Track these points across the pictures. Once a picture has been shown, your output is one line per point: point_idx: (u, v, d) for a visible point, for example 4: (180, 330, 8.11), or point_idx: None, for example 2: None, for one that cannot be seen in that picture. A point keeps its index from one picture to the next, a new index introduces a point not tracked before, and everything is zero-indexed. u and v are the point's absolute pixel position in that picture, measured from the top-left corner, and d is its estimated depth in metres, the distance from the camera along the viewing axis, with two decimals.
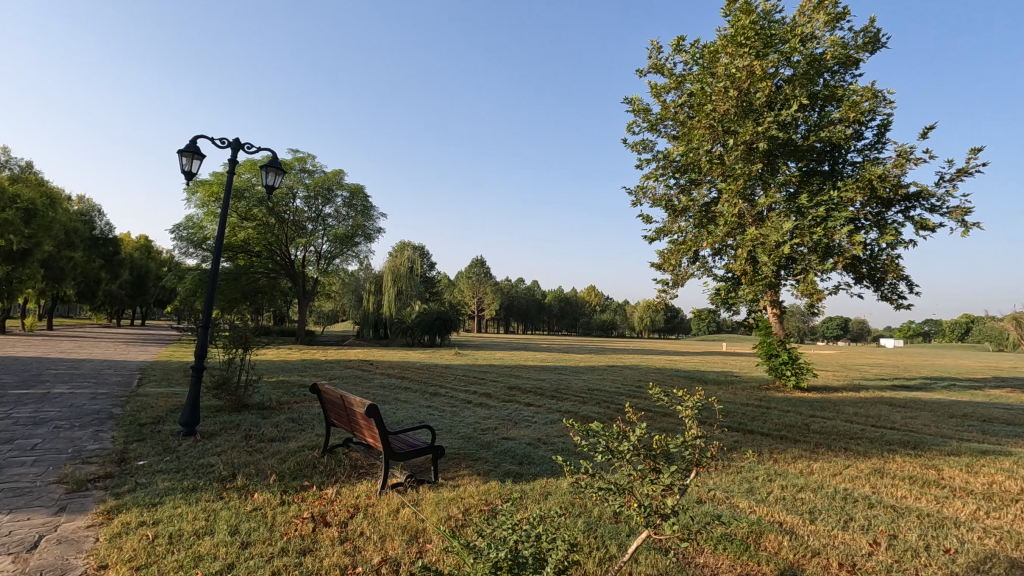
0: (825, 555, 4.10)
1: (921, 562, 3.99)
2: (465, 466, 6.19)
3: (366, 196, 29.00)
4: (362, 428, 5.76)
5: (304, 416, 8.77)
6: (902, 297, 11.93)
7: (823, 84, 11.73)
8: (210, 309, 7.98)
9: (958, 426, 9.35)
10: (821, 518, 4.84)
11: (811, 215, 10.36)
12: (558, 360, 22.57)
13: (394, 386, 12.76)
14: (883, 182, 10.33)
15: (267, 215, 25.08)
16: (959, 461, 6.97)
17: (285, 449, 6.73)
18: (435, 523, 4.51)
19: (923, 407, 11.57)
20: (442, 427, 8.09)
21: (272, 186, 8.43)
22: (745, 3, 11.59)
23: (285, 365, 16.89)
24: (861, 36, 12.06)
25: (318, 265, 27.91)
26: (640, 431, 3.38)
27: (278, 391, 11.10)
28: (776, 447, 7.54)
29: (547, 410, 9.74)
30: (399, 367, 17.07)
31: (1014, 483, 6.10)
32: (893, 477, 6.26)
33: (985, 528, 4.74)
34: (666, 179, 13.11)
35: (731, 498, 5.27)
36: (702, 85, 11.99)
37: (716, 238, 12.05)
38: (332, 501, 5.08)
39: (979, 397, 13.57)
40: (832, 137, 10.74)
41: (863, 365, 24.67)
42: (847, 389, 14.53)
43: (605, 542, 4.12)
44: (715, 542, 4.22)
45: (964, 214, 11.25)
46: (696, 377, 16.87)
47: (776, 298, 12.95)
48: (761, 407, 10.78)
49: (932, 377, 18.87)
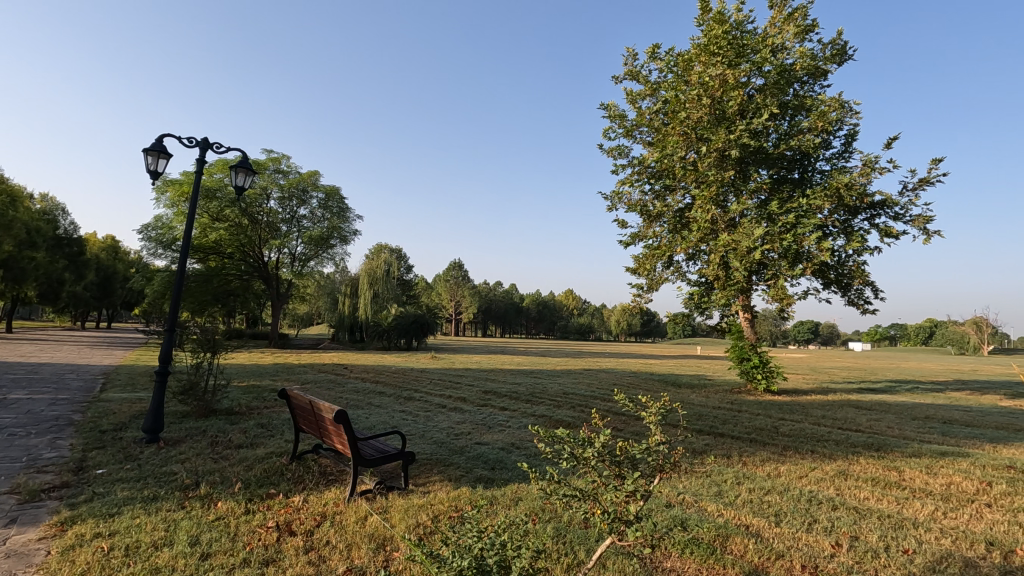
0: (788, 557, 4.16)
1: (881, 563, 4.08)
2: (437, 472, 6.12)
3: (342, 198, 28.71)
4: (331, 433, 5.65)
5: (273, 421, 8.58)
6: (868, 302, 12.24)
7: (793, 94, 11.99)
8: (177, 312, 7.74)
9: (921, 428, 9.60)
10: (786, 520, 4.91)
11: (781, 222, 10.56)
12: (535, 363, 22.58)
13: (368, 390, 12.58)
14: (849, 190, 10.61)
15: (240, 216, 24.55)
16: (920, 462, 7.17)
17: (252, 456, 6.57)
18: (404, 530, 4.44)
19: (887, 409, 11.87)
20: (415, 433, 8.00)
21: (243, 186, 8.28)
22: (718, 13, 11.81)
23: (256, 368, 16.59)
24: (829, 48, 12.40)
25: (293, 267, 27.45)
26: (604, 437, 3.37)
27: (247, 396, 10.85)
28: (745, 450, 7.65)
29: (521, 414, 9.70)
30: (375, 371, 16.86)
31: (971, 483, 6.29)
32: (857, 478, 6.41)
33: (942, 528, 4.87)
34: (641, 184, 13.24)
35: (700, 501, 5.32)
36: (676, 93, 12.16)
37: (690, 244, 12.19)
38: (299, 508, 4.97)
39: (941, 399, 14.02)
40: (801, 146, 11.00)
41: (832, 368, 25.28)
42: (816, 391, 14.84)
43: (573, 548, 4.10)
44: (682, 546, 4.24)
45: (925, 222, 11.62)
46: (670, 380, 17.07)
47: (748, 303, 13.17)
48: (732, 411, 10.91)
49: (897, 379, 19.45)
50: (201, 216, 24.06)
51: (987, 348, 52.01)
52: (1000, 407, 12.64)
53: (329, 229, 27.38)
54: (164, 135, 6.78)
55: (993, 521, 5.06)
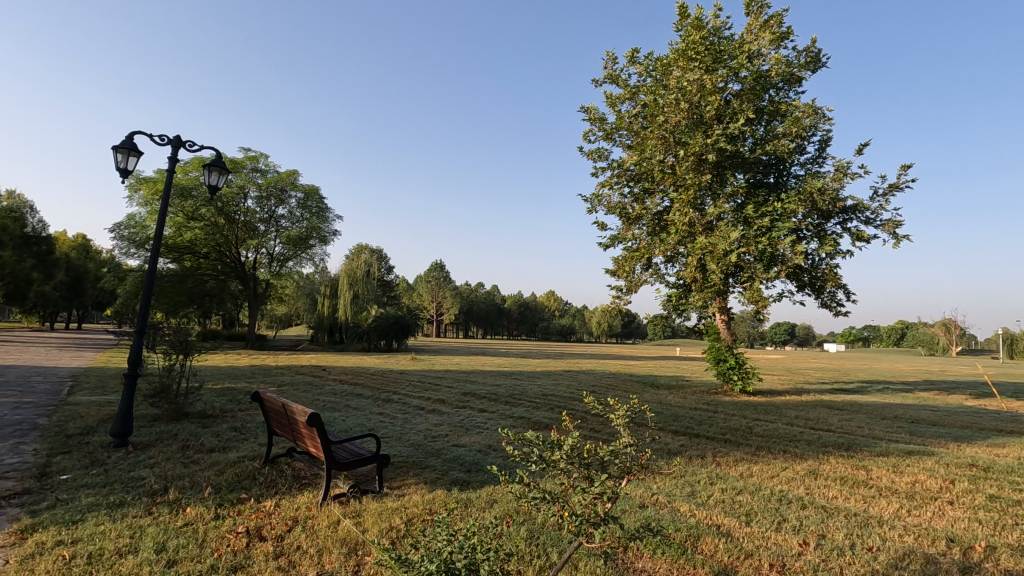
0: (757, 556, 4.22)
1: (846, 561, 4.16)
2: (412, 474, 6.08)
3: (322, 197, 28.41)
4: (304, 436, 5.58)
5: (247, 425, 8.43)
6: (840, 304, 12.50)
7: (768, 100, 12.19)
8: (147, 313, 7.52)
9: (890, 428, 9.85)
10: (757, 520, 4.98)
11: (756, 225, 10.72)
12: (515, 364, 22.60)
13: (346, 392, 12.43)
14: (822, 195, 10.84)
15: (216, 215, 24.09)
16: (887, 462, 7.33)
17: (223, 460, 6.45)
18: (375, 535, 4.40)
19: (857, 409, 12.15)
20: (391, 435, 7.94)
21: (217, 185, 8.13)
22: (696, 19, 11.97)
23: (231, 370, 16.29)
24: (804, 55, 12.64)
25: (270, 267, 27.05)
26: (573, 440, 3.36)
27: (221, 398, 10.65)
28: (718, 450, 7.74)
29: (499, 416, 9.69)
30: (353, 373, 16.67)
31: (934, 481, 6.46)
32: (826, 478, 6.54)
33: (906, 526, 4.98)
34: (621, 187, 13.34)
35: (673, 502, 5.37)
36: (655, 97, 12.27)
37: (668, 246, 12.32)
38: (270, 513, 4.89)
39: (910, 399, 14.39)
40: (776, 151, 11.21)
41: (808, 368, 25.82)
42: (790, 392, 15.09)
43: (546, 549, 4.10)
44: (654, 547, 4.28)
45: (895, 227, 11.93)
46: (649, 381, 17.25)
47: (725, 305, 13.37)
48: (708, 411, 11.04)
49: (869, 380, 19.91)
50: (175, 216, 23.50)
51: (956, 349, 53.70)
52: (965, 407, 13.01)
53: (308, 229, 27.04)
54: (134, 132, 6.61)
55: (954, 519, 5.20)
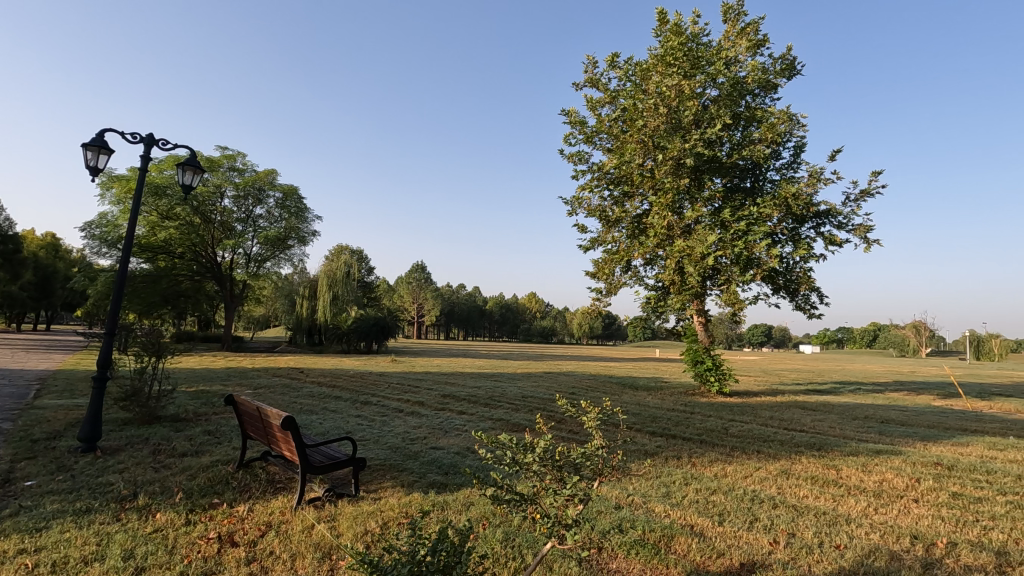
0: (728, 555, 4.29)
1: (814, 558, 4.25)
2: (389, 477, 6.05)
3: (301, 197, 28.04)
4: (279, 440, 5.51)
5: (221, 428, 8.30)
6: (814, 307, 12.77)
7: (745, 105, 12.40)
8: (118, 314, 7.33)
9: (860, 428, 10.09)
10: (729, 519, 5.07)
11: (733, 229, 10.89)
12: (496, 366, 22.61)
13: (323, 394, 12.29)
14: (796, 200, 11.07)
15: (192, 214, 23.65)
16: (857, 461, 7.51)
17: (196, 464, 6.34)
18: (350, 539, 4.36)
19: (830, 409, 12.43)
20: (369, 438, 7.87)
21: (191, 185, 7.97)
22: (675, 24, 12.13)
23: (206, 373, 16.01)
24: (779, 63, 12.90)
25: (247, 268, 26.66)
26: (545, 442, 3.38)
27: (195, 401, 10.46)
28: (694, 451, 7.84)
29: (478, 418, 9.69)
30: (331, 375, 16.52)
31: (901, 480, 6.64)
32: (797, 477, 6.68)
33: (872, 524, 5.11)
34: (601, 190, 13.45)
35: (648, 502, 5.44)
36: (634, 101, 12.39)
37: (647, 249, 12.45)
38: (243, 519, 4.82)
39: (880, 400, 14.76)
40: (752, 156, 11.41)
41: (783, 369, 26.32)
42: (766, 393, 15.36)
43: (521, 551, 4.12)
44: (628, 547, 4.33)
45: (866, 231, 12.23)
46: (628, 382, 17.42)
47: (702, 307, 13.53)
48: (684, 412, 11.16)
49: (842, 381, 20.34)
50: (149, 214, 23.24)
51: (925, 350, 55.31)
52: (932, 407, 13.40)
53: (286, 229, 26.67)
54: (104, 129, 6.46)
55: (918, 516, 5.35)
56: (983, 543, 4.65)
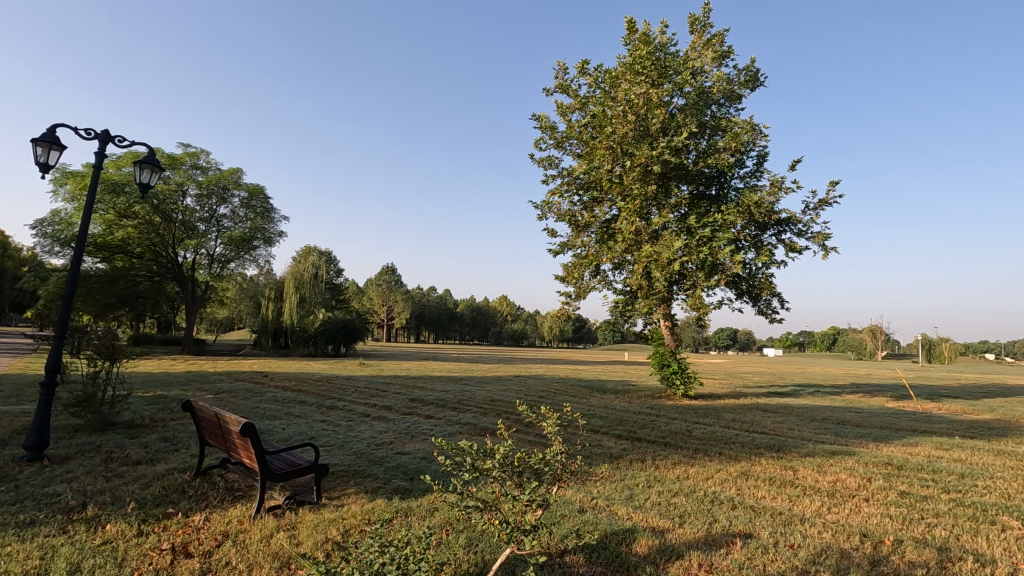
0: (688, 556, 4.37)
1: (769, 558, 4.37)
2: (353, 484, 5.96)
3: (267, 197, 27.45)
4: (238, 447, 5.37)
5: (179, 435, 8.04)
6: (775, 312, 13.12)
7: (710, 115, 12.70)
8: (68, 317, 6.99)
9: (817, 430, 10.42)
10: (689, 521, 5.16)
11: (698, 235, 11.12)
12: (465, 369, 22.55)
13: (288, 399, 12.03)
14: (758, 208, 11.38)
15: (152, 213, 22.86)
16: (813, 462, 7.77)
17: (151, 473, 6.12)
18: (309, 548, 4.26)
19: (790, 412, 12.78)
20: (333, 443, 7.74)
21: (149, 184, 7.63)
22: (644, 34, 12.32)
23: (165, 377, 15.46)
24: (744, 74, 13.26)
25: (210, 269, 25.95)
26: (505, 448, 3.37)
27: (151, 407, 10.11)
28: (659, 454, 7.98)
29: (446, 422, 9.63)
30: (297, 379, 16.15)
31: (854, 479, 6.88)
32: (757, 478, 6.87)
33: (824, 523, 5.28)
34: (570, 195, 13.55)
35: (612, 505, 5.49)
36: (603, 108, 12.54)
37: (615, 253, 12.57)
38: (198, 529, 4.67)
39: (837, 402, 15.29)
40: (717, 164, 11.68)
41: (745, 372, 27.04)
42: (729, 395, 15.72)
43: (484, 557, 4.11)
44: (590, 551, 4.36)
45: (824, 239, 12.66)
46: (597, 385, 17.60)
47: (669, 311, 13.75)
48: (650, 415, 11.34)
49: (801, 383, 21.03)
50: (106, 212, 22.42)
51: (881, 353, 57.77)
52: (886, 409, 13.93)
53: (251, 229, 26.02)
54: (55, 124, 6.19)
55: (868, 515, 5.55)
56: (928, 540, 4.86)
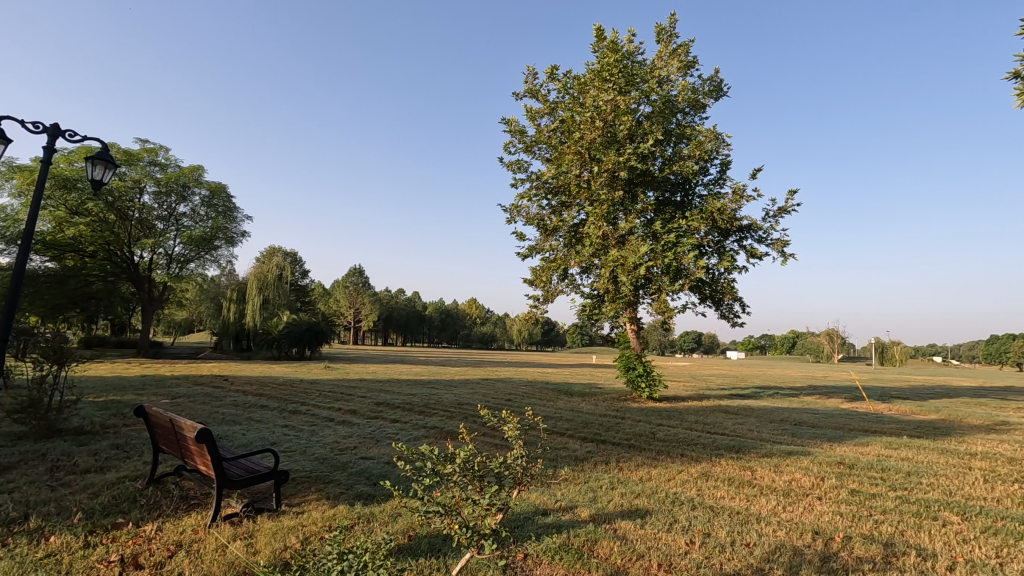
0: (647, 556, 4.45)
1: (725, 556, 4.48)
2: (314, 490, 5.85)
3: (229, 196, 26.75)
4: (194, 453, 5.20)
5: (132, 442, 7.74)
6: (737, 316, 13.44)
7: (676, 123, 12.96)
8: (12, 317, 6.63)
9: (775, 430, 10.74)
10: (650, 521, 5.26)
11: (664, 240, 11.31)
12: (433, 373, 22.37)
13: (249, 403, 11.71)
14: (721, 215, 11.63)
15: (106, 211, 22.00)
16: (770, 462, 8.01)
17: (100, 481, 5.87)
18: (266, 557, 4.15)
19: (750, 413, 13.12)
20: (294, 449, 7.57)
21: (102, 181, 7.30)
22: (612, 41, 12.50)
23: (117, 382, 14.84)
24: (708, 84, 13.60)
25: (168, 269, 25.08)
26: (465, 452, 3.36)
27: (102, 413, 9.70)
28: (622, 455, 8.10)
29: (411, 426, 9.54)
30: (258, 383, 15.69)
31: (808, 479, 7.10)
32: (717, 478, 7.04)
33: (780, 521, 5.45)
34: (539, 199, 13.61)
35: (576, 508, 5.53)
36: (572, 114, 12.66)
37: (583, 257, 12.67)
38: (150, 539, 4.51)
39: (795, 403, 15.81)
40: (682, 171, 11.94)
41: (709, 375, 27.69)
42: (693, 398, 16.04)
43: (447, 562, 4.08)
44: (552, 553, 4.39)
45: (783, 245, 13.05)
46: (563, 388, 17.71)
47: (635, 315, 13.96)
48: (615, 418, 11.49)
49: (762, 386, 21.64)
50: (56, 209, 21.47)
51: (837, 356, 60.07)
52: (841, 410, 14.46)
53: (213, 229, 25.27)
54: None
55: (820, 513, 5.75)
56: (874, 536, 5.07)
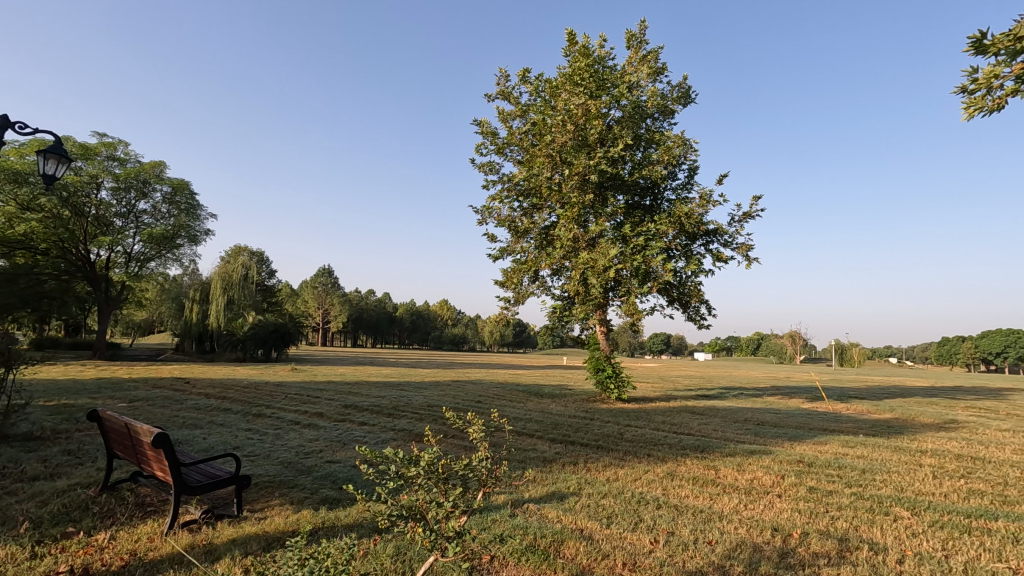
0: (612, 556, 4.50)
1: (688, 554, 4.57)
2: (278, 495, 5.74)
3: (192, 192, 25.93)
4: (151, 458, 5.03)
5: (85, 447, 7.44)
6: (703, 319, 13.70)
7: (645, 128, 13.14)
8: None
9: (739, 430, 10.99)
10: (616, 521, 5.32)
11: (633, 244, 11.47)
12: (403, 374, 22.16)
13: (211, 406, 11.38)
14: (688, 219, 11.85)
15: (60, 207, 21.19)
16: (733, 461, 8.19)
17: (49, 489, 5.62)
18: (226, 565, 4.04)
19: (715, 414, 13.40)
20: (257, 453, 7.40)
21: (54, 176, 6.98)
22: (583, 46, 12.62)
23: (70, 384, 14.24)
24: (677, 90, 13.85)
25: (127, 268, 24.28)
26: (429, 454, 3.31)
27: (54, 418, 9.28)
28: (590, 456, 8.17)
29: (379, 430, 9.42)
30: (221, 385, 15.25)
31: (769, 477, 7.31)
32: (681, 478, 7.17)
33: (741, 519, 5.58)
34: (511, 201, 13.63)
35: (542, 509, 5.55)
36: (543, 117, 12.74)
37: (554, 260, 12.74)
38: (102, 548, 4.34)
39: (759, 403, 16.22)
40: (650, 176, 12.12)
41: (677, 376, 28.20)
42: (661, 399, 16.27)
43: (411, 565, 4.05)
44: (518, 554, 4.41)
45: (748, 250, 13.37)
46: (534, 390, 17.73)
47: (605, 317, 14.09)
48: (584, 419, 11.57)
49: (727, 386, 22.12)
50: (6, 204, 20.67)
51: (799, 357, 61.78)
52: (802, 409, 14.89)
53: (175, 227, 24.52)
54: None
55: (779, 510, 5.91)
56: (830, 532, 5.24)
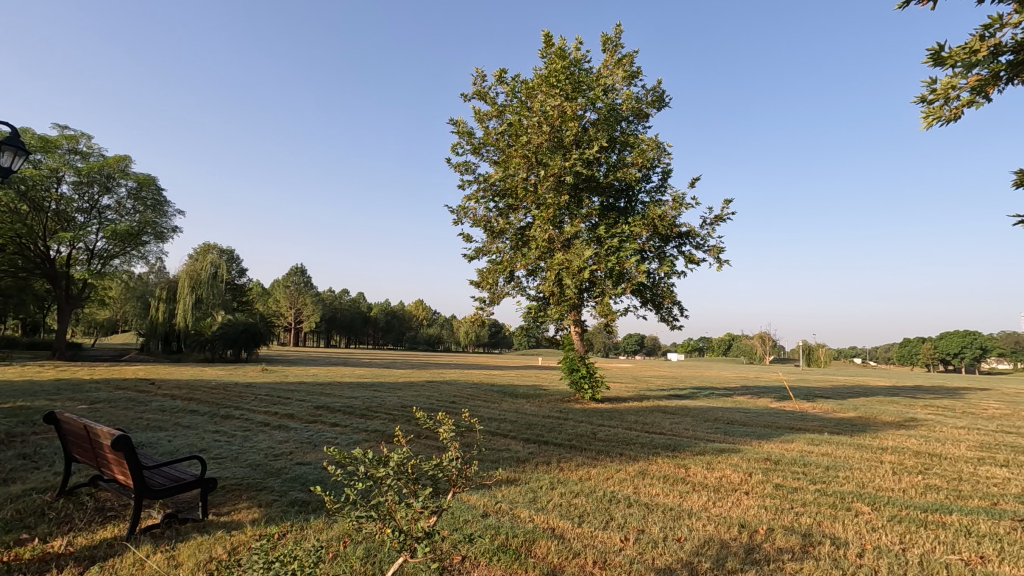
0: (583, 554, 4.53)
1: (657, 551, 4.63)
2: (245, 498, 5.61)
3: (159, 188, 25.18)
4: (111, 462, 4.87)
5: (42, 451, 7.16)
6: (675, 319, 13.89)
7: (620, 130, 13.25)
8: None
9: (709, 429, 11.17)
10: (587, 520, 5.35)
11: (607, 245, 11.58)
12: (376, 375, 21.94)
13: (176, 408, 11.07)
14: (661, 221, 12.00)
15: (18, 201, 20.42)
16: (703, 460, 8.32)
17: (3, 495, 5.40)
18: (189, 569, 3.93)
19: (686, 413, 13.61)
20: (224, 456, 7.23)
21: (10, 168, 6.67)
22: (560, 48, 12.67)
23: (26, 386, 13.71)
24: (651, 94, 14.01)
25: (89, 265, 23.45)
26: (399, 455, 3.26)
27: (8, 420, 8.91)
28: (563, 456, 8.20)
29: (351, 430, 9.31)
30: (187, 386, 14.84)
31: (737, 475, 7.46)
32: (652, 477, 7.25)
33: (709, 516, 5.68)
34: (486, 201, 13.60)
35: (514, 509, 5.55)
36: (519, 117, 12.78)
37: (529, 260, 12.78)
38: (58, 555, 4.16)
39: (729, 403, 16.53)
40: (625, 177, 12.23)
41: (651, 376, 28.56)
42: (634, 398, 16.43)
43: (382, 567, 4.01)
44: (490, 555, 4.41)
45: (718, 252, 13.61)
46: (508, 390, 17.74)
47: (579, 318, 14.17)
48: (558, 419, 11.60)
49: (699, 386, 22.49)
50: None
51: (768, 356, 63.22)
52: (770, 408, 15.24)
53: (140, 223, 23.80)
54: None
55: (746, 507, 6.04)
56: (794, 527, 5.37)
